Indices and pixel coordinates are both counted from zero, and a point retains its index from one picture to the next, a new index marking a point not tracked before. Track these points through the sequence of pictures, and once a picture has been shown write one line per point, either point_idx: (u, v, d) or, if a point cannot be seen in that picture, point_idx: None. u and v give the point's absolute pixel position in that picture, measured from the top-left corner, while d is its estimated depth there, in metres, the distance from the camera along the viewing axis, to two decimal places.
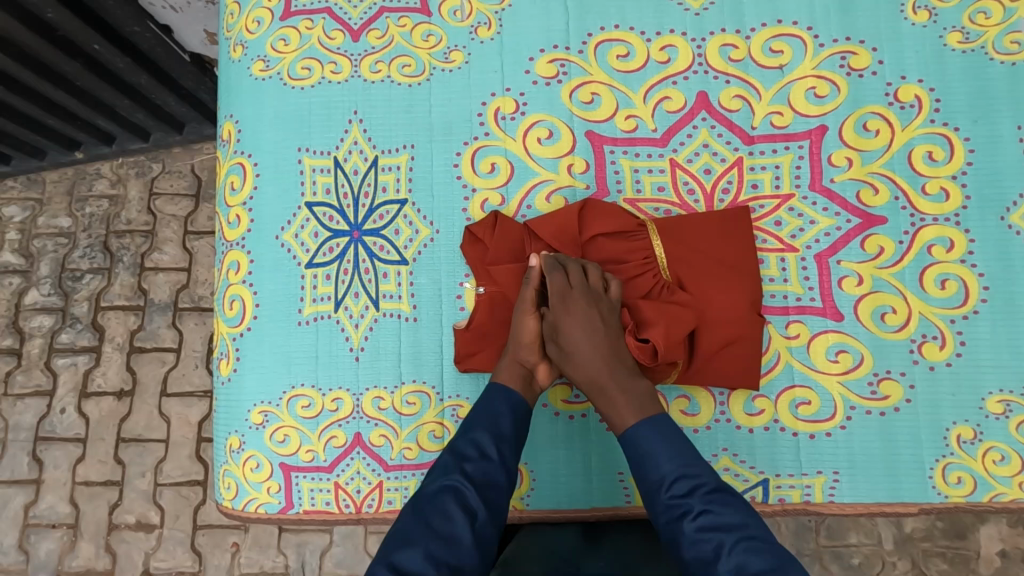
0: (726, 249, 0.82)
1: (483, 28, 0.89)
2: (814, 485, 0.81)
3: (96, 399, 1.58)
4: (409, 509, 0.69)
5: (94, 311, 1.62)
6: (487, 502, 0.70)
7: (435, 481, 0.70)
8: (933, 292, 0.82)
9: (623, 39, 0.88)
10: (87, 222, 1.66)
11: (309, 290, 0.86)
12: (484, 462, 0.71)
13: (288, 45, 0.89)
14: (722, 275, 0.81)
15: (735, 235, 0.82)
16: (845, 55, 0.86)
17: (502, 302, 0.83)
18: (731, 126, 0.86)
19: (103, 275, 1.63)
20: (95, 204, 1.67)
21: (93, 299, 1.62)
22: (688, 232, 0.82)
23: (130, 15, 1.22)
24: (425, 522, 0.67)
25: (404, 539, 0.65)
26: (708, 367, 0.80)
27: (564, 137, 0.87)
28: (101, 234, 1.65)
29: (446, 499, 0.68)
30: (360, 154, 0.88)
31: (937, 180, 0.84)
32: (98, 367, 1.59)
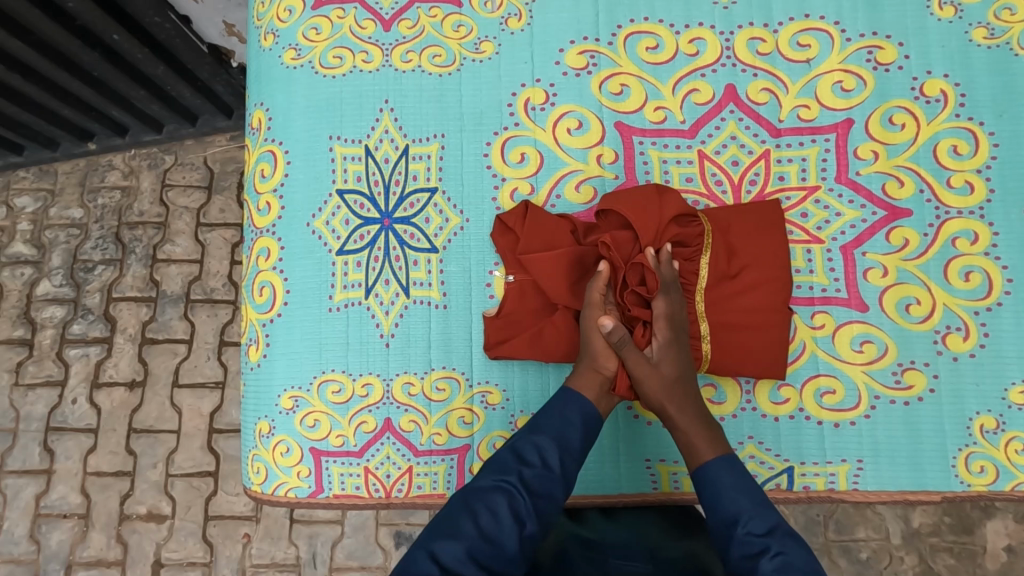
0: (761, 241, 0.82)
1: (514, 19, 0.90)
2: (838, 473, 0.83)
3: (108, 389, 1.58)
4: (459, 498, 0.70)
5: (106, 302, 1.62)
6: (537, 510, 0.70)
7: (489, 478, 0.71)
8: (957, 284, 0.84)
9: (652, 32, 0.89)
10: (99, 213, 1.66)
11: (340, 277, 0.86)
12: (539, 468, 0.72)
13: (320, 34, 0.90)
14: (757, 268, 0.82)
15: (770, 227, 0.83)
16: (872, 50, 0.87)
17: (532, 291, 0.84)
18: (758, 119, 0.87)
19: (115, 267, 1.63)
20: (107, 195, 1.67)
21: (106, 290, 1.62)
22: (723, 225, 0.83)
23: (150, 5, 1.22)
24: (473, 517, 0.67)
25: (451, 528, 0.67)
26: (744, 357, 0.81)
27: (594, 128, 0.88)
28: (113, 225, 1.65)
29: (497, 499, 0.69)
30: (391, 143, 0.88)
31: (961, 174, 0.85)
32: (110, 357, 1.59)
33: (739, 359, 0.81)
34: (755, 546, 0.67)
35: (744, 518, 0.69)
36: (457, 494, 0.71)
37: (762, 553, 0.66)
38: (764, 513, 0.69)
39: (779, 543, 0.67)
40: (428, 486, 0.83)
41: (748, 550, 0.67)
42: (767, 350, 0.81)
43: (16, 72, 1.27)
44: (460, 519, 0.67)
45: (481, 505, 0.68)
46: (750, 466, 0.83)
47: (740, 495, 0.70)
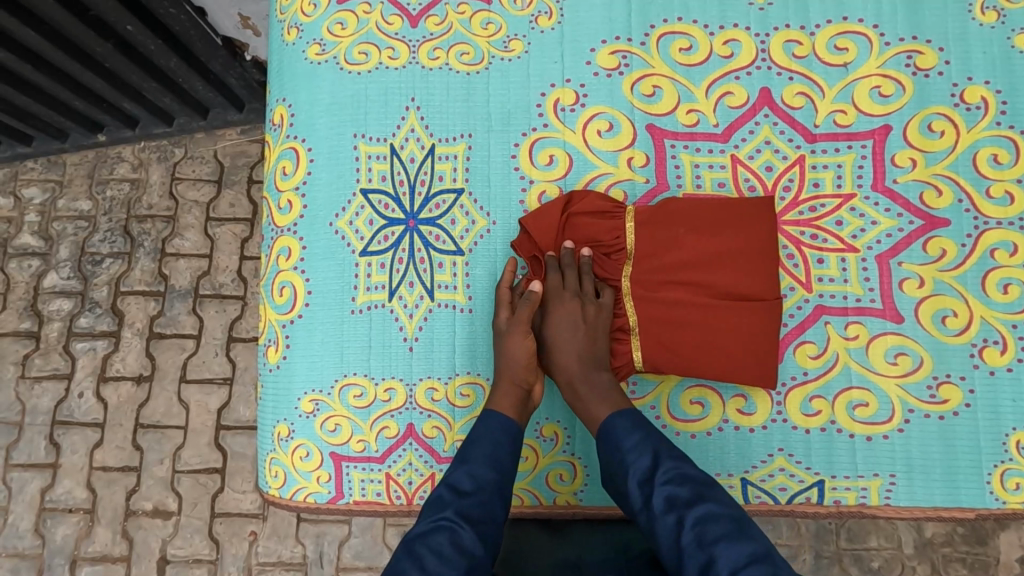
0: (730, 231, 0.80)
1: (544, 18, 0.88)
2: (870, 488, 0.81)
3: (115, 384, 1.57)
4: (402, 548, 0.66)
5: (114, 295, 1.60)
6: (482, 538, 0.68)
7: (427, 520, 0.68)
8: (995, 296, 0.82)
9: (686, 32, 0.87)
10: (108, 206, 1.64)
11: (363, 278, 0.84)
12: (473, 496, 0.70)
13: (345, 29, 0.88)
14: (717, 259, 0.79)
15: (758, 218, 0.80)
16: (911, 54, 0.85)
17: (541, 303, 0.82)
18: (794, 123, 0.85)
19: (123, 260, 1.61)
20: (116, 187, 1.65)
21: (114, 283, 1.61)
22: (676, 217, 0.80)
23: None
24: (418, 562, 0.64)
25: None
26: (750, 354, 0.78)
27: (624, 130, 0.85)
28: (122, 218, 1.63)
29: (440, 539, 0.66)
30: (417, 142, 0.86)
31: (1001, 184, 0.83)
32: (117, 352, 1.58)
33: (743, 357, 0.78)
34: (645, 486, 0.69)
35: (627, 466, 0.71)
36: (403, 540, 0.67)
37: (651, 493, 0.69)
38: (646, 454, 0.71)
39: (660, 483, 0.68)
40: None
41: (641, 496, 0.70)
42: (734, 346, 0.78)
43: (26, 61, 1.25)
44: (407, 563, 0.64)
45: (416, 547, 0.65)
46: (779, 479, 0.81)
47: (618, 447, 0.73)
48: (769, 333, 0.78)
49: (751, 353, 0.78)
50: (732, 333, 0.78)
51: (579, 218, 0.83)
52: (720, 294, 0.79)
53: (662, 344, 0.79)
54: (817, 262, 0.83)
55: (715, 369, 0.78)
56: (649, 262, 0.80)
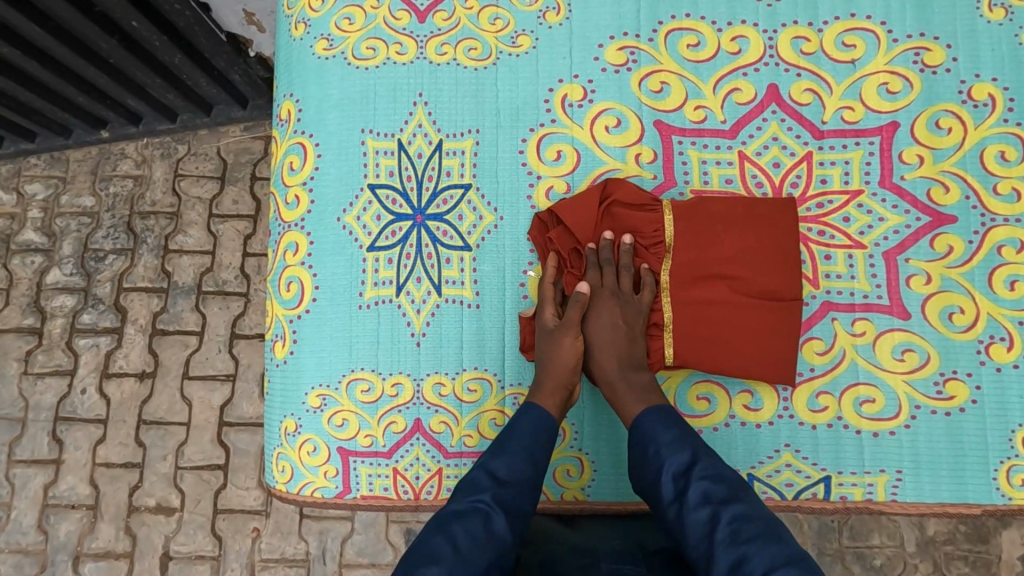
0: (755, 232, 0.79)
1: (552, 13, 0.88)
2: (876, 484, 0.81)
3: (118, 380, 1.57)
4: (434, 523, 0.66)
5: (117, 292, 1.60)
6: (513, 527, 0.67)
7: (463, 500, 0.68)
8: (1002, 293, 0.82)
9: (693, 29, 0.87)
10: (111, 202, 1.64)
11: (371, 273, 0.85)
12: (512, 487, 0.69)
13: (353, 24, 0.88)
14: (748, 257, 0.79)
15: (771, 221, 0.80)
16: (919, 51, 0.85)
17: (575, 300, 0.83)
18: (801, 120, 0.85)
19: (127, 256, 1.61)
20: (119, 183, 1.65)
21: (117, 280, 1.61)
22: (710, 213, 0.80)
23: None
24: (450, 539, 0.63)
25: (429, 552, 0.62)
26: (769, 356, 0.78)
27: (633, 126, 0.85)
28: (125, 215, 1.63)
29: (474, 522, 0.65)
30: (424, 137, 0.86)
31: (1009, 181, 0.83)
32: (120, 348, 1.58)
33: (761, 360, 0.78)
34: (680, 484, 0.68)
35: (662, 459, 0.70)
36: (434, 516, 0.67)
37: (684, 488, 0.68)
38: (684, 455, 0.70)
39: (696, 477, 0.68)
40: None
41: (674, 488, 0.69)
42: (755, 347, 0.78)
43: (31, 57, 1.25)
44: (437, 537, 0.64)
45: (453, 525, 0.65)
46: (786, 474, 0.81)
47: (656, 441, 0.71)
48: (790, 334, 0.79)
49: (769, 354, 0.78)
50: (755, 334, 0.78)
51: (618, 210, 0.82)
52: (748, 292, 0.79)
53: (687, 339, 0.79)
54: (824, 259, 0.83)
55: (733, 366, 0.79)
56: (681, 256, 0.80)
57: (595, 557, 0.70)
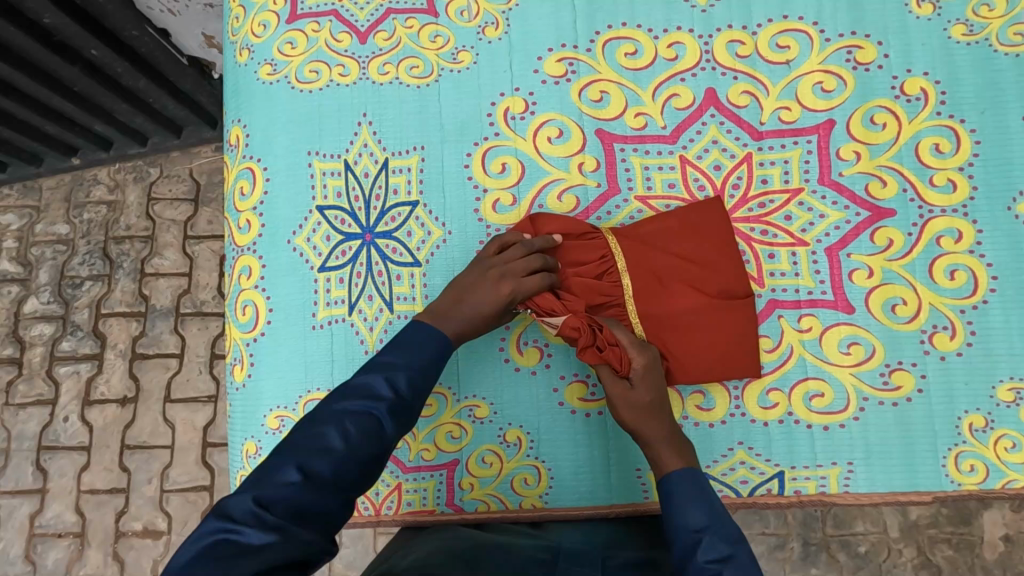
0: (705, 236, 0.82)
1: (491, 28, 0.89)
2: (829, 476, 0.82)
3: (100, 406, 1.57)
4: (326, 413, 0.60)
5: (95, 318, 1.61)
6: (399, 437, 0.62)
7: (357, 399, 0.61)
8: (943, 282, 0.83)
9: (631, 37, 0.88)
10: (85, 228, 1.65)
11: (322, 294, 0.85)
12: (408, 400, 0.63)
13: (295, 48, 0.89)
14: (699, 258, 0.82)
15: (711, 220, 0.83)
16: (851, 50, 0.87)
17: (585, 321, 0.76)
18: (740, 122, 0.87)
19: (103, 282, 1.62)
20: (93, 210, 1.65)
21: (94, 305, 1.61)
22: (654, 232, 0.82)
23: (129, 19, 1.21)
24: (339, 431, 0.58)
25: (316, 441, 0.57)
26: (744, 349, 0.81)
27: (574, 136, 0.87)
28: (100, 240, 1.64)
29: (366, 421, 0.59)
30: (370, 156, 0.87)
31: (944, 172, 0.85)
32: (101, 374, 1.58)
33: (735, 352, 0.81)
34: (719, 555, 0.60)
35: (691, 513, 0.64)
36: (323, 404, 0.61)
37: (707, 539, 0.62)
38: (712, 511, 0.64)
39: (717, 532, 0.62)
40: (418, 502, 0.83)
41: (700, 520, 0.63)
42: (732, 344, 0.80)
43: None
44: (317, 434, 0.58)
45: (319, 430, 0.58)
46: (740, 472, 0.83)
47: (688, 506, 0.64)
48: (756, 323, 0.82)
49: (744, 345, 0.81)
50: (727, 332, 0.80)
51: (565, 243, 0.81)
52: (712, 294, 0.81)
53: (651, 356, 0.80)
54: (768, 257, 0.85)
55: (715, 366, 0.80)
56: (640, 275, 0.80)
57: (556, 555, 0.71)
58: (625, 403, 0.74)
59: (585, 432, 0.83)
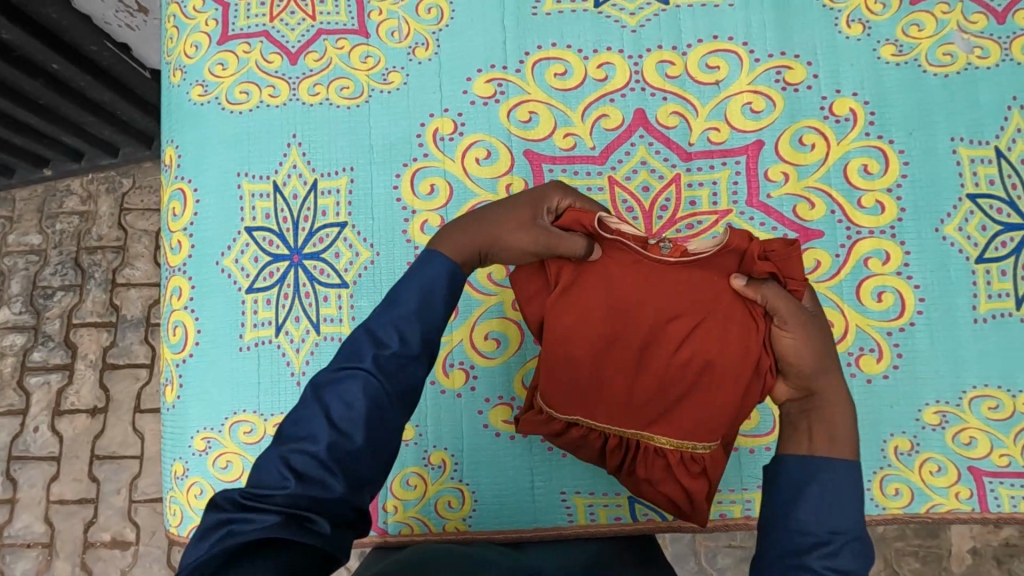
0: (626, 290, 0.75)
1: (421, 49, 0.89)
2: (754, 499, 0.82)
3: (70, 417, 1.57)
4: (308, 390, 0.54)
5: (66, 328, 1.61)
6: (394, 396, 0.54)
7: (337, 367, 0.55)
8: (870, 304, 0.83)
9: (560, 58, 0.88)
10: (57, 239, 1.65)
11: (249, 315, 0.86)
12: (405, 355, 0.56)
13: (226, 69, 0.89)
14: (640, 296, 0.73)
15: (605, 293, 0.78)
16: (780, 70, 0.86)
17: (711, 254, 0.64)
18: (669, 143, 0.86)
19: (75, 292, 1.62)
20: (64, 221, 1.66)
21: (65, 316, 1.61)
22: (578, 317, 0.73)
23: (87, 34, 1.22)
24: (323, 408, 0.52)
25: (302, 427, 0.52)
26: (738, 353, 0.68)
27: (502, 157, 0.86)
28: (72, 251, 1.64)
29: (350, 388, 0.53)
30: (299, 178, 0.87)
31: (872, 194, 0.84)
32: (71, 384, 1.59)
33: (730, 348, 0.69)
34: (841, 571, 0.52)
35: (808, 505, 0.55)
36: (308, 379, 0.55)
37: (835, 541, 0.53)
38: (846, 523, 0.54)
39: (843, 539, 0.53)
40: None
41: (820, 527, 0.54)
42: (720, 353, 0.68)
43: None
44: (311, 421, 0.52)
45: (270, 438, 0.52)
46: None
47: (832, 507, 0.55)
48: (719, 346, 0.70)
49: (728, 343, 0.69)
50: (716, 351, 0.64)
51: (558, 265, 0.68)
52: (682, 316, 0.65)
53: (688, 398, 0.67)
54: None
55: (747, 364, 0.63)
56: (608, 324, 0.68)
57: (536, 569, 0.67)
58: (805, 336, 0.62)
59: (510, 455, 0.83)
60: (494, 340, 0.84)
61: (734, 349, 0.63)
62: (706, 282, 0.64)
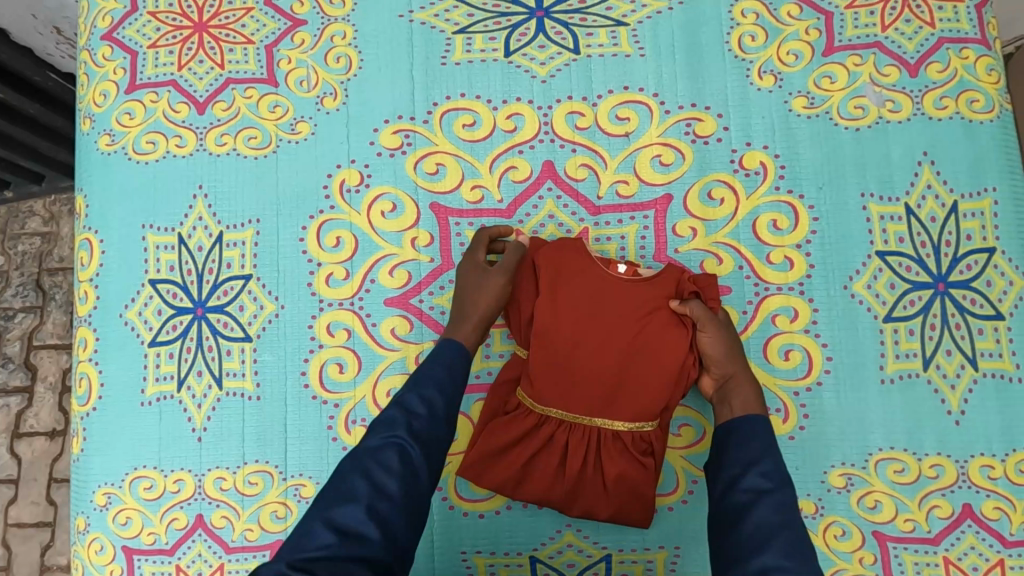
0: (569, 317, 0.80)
1: (329, 98, 0.88)
2: (656, 560, 0.81)
3: (30, 439, 1.37)
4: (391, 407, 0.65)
5: (27, 350, 1.39)
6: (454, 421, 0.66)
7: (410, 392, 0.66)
8: (778, 363, 0.81)
9: (469, 108, 0.87)
10: (19, 260, 1.41)
11: (152, 369, 0.85)
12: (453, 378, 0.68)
13: (133, 119, 0.88)
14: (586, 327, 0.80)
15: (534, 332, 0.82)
16: (690, 122, 0.85)
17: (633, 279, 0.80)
18: (577, 196, 0.85)
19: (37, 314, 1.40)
20: (26, 242, 1.42)
21: (26, 338, 1.38)
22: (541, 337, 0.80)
23: (30, 65, 1.12)
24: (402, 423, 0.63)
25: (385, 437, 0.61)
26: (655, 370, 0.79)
27: (408, 210, 0.85)
28: (33, 271, 1.40)
29: (419, 408, 0.64)
30: (204, 230, 0.87)
31: (781, 250, 0.83)
32: (31, 406, 1.38)
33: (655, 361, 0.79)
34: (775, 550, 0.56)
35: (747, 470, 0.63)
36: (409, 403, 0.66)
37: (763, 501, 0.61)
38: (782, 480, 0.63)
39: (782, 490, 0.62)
40: None
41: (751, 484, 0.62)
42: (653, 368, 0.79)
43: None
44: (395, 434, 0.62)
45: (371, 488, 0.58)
46: (567, 555, 0.81)
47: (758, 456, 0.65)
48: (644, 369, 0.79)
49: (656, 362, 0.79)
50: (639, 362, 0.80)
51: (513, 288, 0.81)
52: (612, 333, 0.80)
53: (621, 400, 0.79)
54: None
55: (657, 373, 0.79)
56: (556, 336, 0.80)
57: None
58: (718, 339, 0.77)
59: None
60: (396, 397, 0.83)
61: (666, 353, 0.78)
62: (642, 296, 0.79)
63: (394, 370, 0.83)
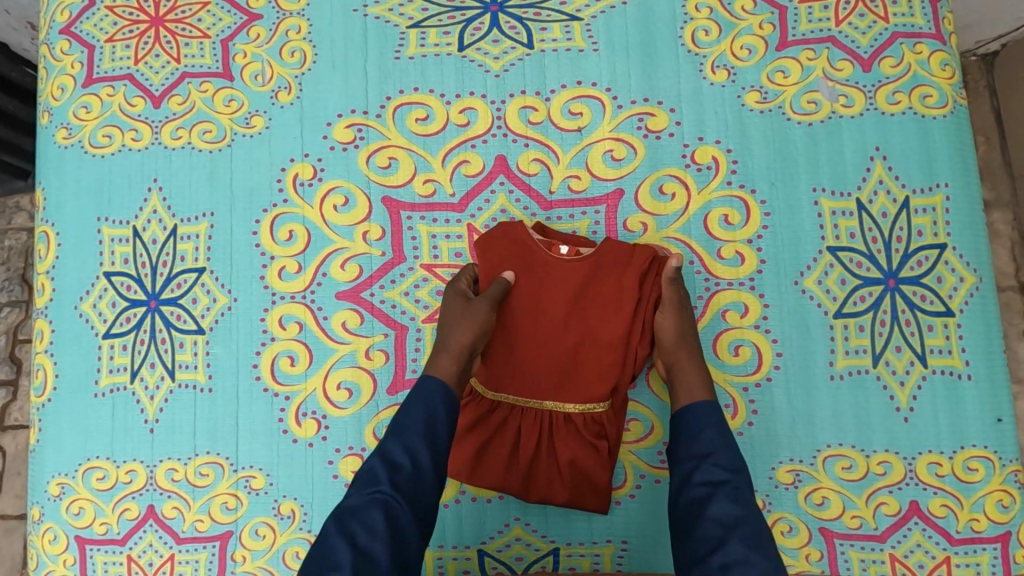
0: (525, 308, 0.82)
1: (284, 93, 0.88)
2: (603, 554, 0.80)
3: (12, 433, 1.26)
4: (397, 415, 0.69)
5: (10, 345, 1.27)
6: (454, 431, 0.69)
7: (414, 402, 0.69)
8: (727, 358, 0.81)
9: (422, 102, 0.87)
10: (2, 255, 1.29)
11: (106, 360, 0.86)
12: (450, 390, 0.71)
13: (89, 112, 0.89)
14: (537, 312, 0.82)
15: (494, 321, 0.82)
16: (643, 117, 0.85)
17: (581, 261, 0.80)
18: (529, 191, 0.85)
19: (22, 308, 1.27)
20: (11, 237, 1.29)
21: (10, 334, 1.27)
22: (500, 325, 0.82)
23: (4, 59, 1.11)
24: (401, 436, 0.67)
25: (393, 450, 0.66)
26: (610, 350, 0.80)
27: (360, 204, 0.86)
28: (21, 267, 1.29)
29: (418, 416, 0.68)
30: (159, 223, 0.87)
31: (732, 245, 0.82)
32: (15, 401, 1.26)
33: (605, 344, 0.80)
34: (732, 550, 0.61)
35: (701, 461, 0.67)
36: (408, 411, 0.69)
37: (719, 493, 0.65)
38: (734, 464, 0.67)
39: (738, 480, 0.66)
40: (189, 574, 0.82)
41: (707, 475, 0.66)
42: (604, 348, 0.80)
43: None
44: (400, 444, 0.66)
45: (383, 489, 0.63)
46: (516, 548, 0.80)
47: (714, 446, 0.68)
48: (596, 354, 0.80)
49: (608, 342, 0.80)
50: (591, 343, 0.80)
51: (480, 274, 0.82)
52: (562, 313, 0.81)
53: (573, 381, 0.80)
54: None
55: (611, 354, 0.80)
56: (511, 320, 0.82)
57: None
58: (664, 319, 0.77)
59: None
60: (346, 390, 0.83)
61: (614, 330, 0.80)
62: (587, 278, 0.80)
63: (344, 363, 0.84)
